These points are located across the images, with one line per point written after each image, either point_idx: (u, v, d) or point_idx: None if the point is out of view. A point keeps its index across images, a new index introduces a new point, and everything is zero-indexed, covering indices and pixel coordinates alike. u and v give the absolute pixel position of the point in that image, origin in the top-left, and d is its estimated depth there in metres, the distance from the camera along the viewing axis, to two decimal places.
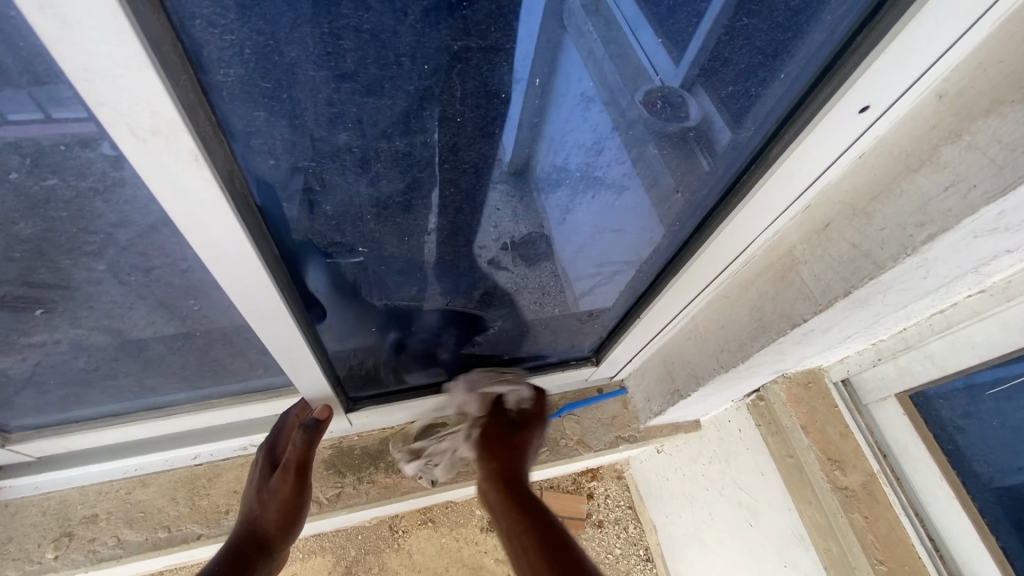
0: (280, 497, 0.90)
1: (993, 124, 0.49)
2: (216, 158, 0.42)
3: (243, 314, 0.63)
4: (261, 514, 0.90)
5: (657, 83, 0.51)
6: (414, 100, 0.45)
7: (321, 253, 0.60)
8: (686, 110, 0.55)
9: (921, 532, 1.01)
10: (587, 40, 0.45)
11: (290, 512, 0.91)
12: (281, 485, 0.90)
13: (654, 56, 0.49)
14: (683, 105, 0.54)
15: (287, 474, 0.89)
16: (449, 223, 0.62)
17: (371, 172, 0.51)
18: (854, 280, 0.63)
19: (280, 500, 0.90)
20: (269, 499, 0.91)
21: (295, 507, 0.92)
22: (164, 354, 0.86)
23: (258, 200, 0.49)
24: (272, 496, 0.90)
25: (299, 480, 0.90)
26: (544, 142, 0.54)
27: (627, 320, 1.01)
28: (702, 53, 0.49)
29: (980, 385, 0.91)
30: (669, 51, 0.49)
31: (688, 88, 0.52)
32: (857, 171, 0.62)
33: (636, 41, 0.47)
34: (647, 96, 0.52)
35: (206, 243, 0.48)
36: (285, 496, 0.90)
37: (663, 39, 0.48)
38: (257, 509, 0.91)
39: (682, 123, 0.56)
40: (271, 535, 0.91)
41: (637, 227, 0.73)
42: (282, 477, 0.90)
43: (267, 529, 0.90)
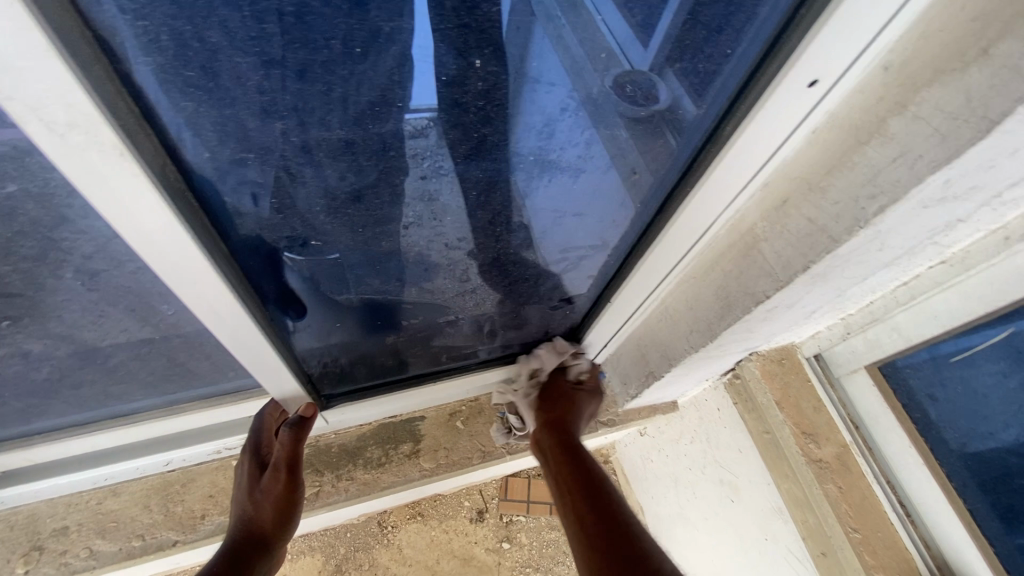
0: (273, 495, 0.88)
1: (936, 94, 0.50)
2: (143, 150, 0.41)
3: (197, 315, 0.62)
4: (256, 514, 0.88)
5: (626, 66, 0.52)
6: (351, 85, 0.44)
7: (272, 248, 0.59)
8: (650, 92, 0.56)
9: (892, 499, 1.04)
10: (555, 26, 0.46)
11: (285, 509, 0.89)
12: (272, 484, 0.88)
13: (623, 40, 0.49)
14: (652, 88, 0.55)
15: (278, 471, 0.88)
16: (426, 214, 0.63)
17: (314, 161, 0.49)
18: (812, 255, 0.64)
19: (274, 498, 0.88)
20: (263, 499, 0.89)
21: (290, 504, 0.90)
22: (126, 360, 0.83)
23: (199, 193, 0.48)
24: (266, 495, 0.88)
25: (292, 477, 0.89)
26: (495, 126, 0.53)
27: (599, 305, 1.01)
28: (667, 40, 0.50)
29: (944, 354, 0.93)
30: (636, 34, 0.49)
31: (658, 71, 0.54)
32: (812, 147, 0.63)
33: (606, 28, 0.47)
34: (617, 80, 0.53)
35: (144, 240, 0.47)
36: (279, 492, 0.88)
37: (631, 23, 0.48)
38: (251, 510, 0.88)
39: (653, 106, 0.58)
40: (268, 535, 0.88)
41: (599, 210, 0.73)
42: (274, 475, 0.88)
43: (264, 530, 0.87)
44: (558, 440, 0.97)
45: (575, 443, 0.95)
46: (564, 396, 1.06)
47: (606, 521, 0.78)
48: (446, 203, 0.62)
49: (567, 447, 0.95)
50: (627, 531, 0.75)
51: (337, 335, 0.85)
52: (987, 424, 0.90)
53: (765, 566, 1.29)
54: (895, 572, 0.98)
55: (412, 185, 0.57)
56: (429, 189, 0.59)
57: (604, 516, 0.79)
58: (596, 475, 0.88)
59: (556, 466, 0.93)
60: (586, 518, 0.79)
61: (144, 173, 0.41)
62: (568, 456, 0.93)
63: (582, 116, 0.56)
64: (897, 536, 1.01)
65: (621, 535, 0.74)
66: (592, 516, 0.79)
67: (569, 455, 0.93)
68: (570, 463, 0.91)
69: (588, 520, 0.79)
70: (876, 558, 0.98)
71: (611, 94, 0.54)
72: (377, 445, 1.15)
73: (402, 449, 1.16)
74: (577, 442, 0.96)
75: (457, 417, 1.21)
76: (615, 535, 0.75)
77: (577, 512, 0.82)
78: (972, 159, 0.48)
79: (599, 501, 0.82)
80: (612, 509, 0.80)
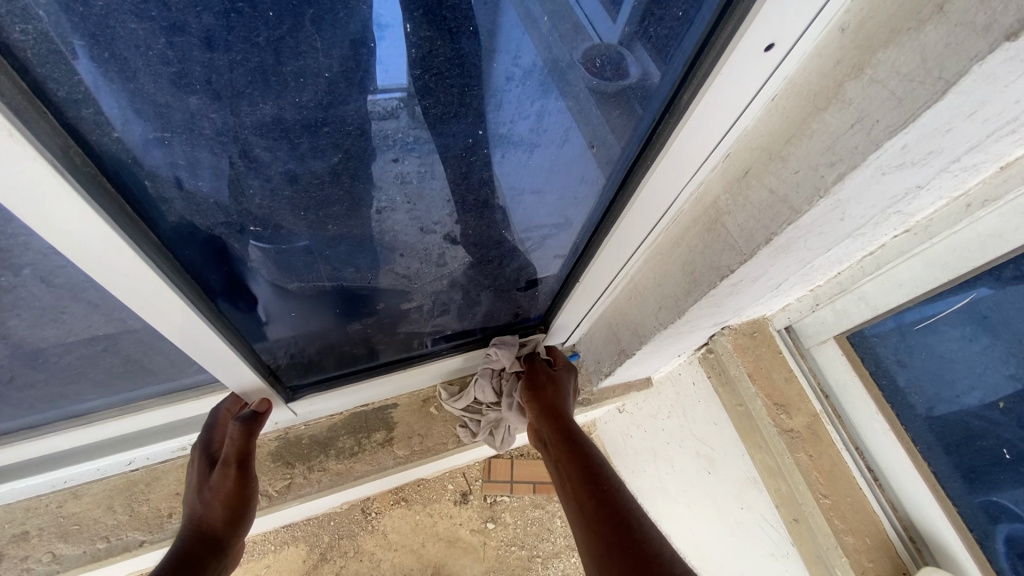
0: (223, 492, 0.84)
1: (891, 55, 0.48)
2: (39, 132, 0.37)
3: (133, 309, 0.58)
4: (205, 513, 0.84)
5: (592, 35, 0.50)
6: (270, 55, 0.40)
7: (208, 236, 0.56)
8: (619, 66, 0.54)
9: (860, 464, 1.06)
10: None
11: (237, 506, 0.86)
12: (223, 480, 0.84)
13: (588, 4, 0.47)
14: (621, 62, 0.54)
15: (228, 467, 0.85)
16: (400, 199, 0.63)
17: (240, 140, 0.46)
18: (773, 227, 0.63)
19: (225, 495, 0.84)
20: (212, 497, 0.85)
21: (242, 501, 0.87)
22: (72, 359, 0.79)
23: (112, 175, 0.45)
24: (215, 493, 0.84)
25: (243, 472, 0.86)
26: (439, 100, 0.50)
27: (569, 285, 0.99)
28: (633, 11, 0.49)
29: (909, 321, 0.94)
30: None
31: (626, 45, 0.53)
32: (772, 115, 0.62)
33: None
34: (586, 53, 0.51)
35: (56, 230, 0.44)
36: (230, 487, 0.84)
37: None
38: (200, 509, 0.84)
39: (622, 81, 0.56)
40: (220, 533, 0.83)
41: (559, 186, 0.71)
42: (224, 471, 0.85)
43: (215, 528, 0.83)
44: (556, 426, 0.97)
45: (571, 428, 0.95)
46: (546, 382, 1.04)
47: (607, 511, 0.79)
48: (420, 185, 0.61)
49: (563, 432, 0.95)
50: (628, 522, 0.77)
51: (305, 323, 0.83)
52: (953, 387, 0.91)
53: (742, 534, 1.31)
54: (863, 534, 1.00)
55: (382, 167, 0.56)
56: (402, 172, 0.58)
57: (605, 505, 0.80)
58: (594, 460, 0.88)
59: (555, 453, 0.93)
60: (589, 510, 0.81)
61: (43, 155, 0.37)
62: (565, 441, 0.93)
63: (531, 87, 0.53)
64: (865, 500, 1.04)
65: (622, 527, 0.76)
66: (595, 507, 0.81)
67: (566, 441, 0.93)
68: (569, 448, 0.92)
69: (591, 511, 0.80)
70: (845, 523, 1.00)
71: (562, 63, 0.51)
72: (349, 435, 1.14)
73: (375, 437, 1.15)
74: (573, 426, 0.96)
75: (431, 403, 1.21)
76: (617, 526, 0.77)
77: (580, 503, 0.83)
78: (928, 122, 0.47)
79: (599, 488, 0.83)
80: (612, 496, 0.82)
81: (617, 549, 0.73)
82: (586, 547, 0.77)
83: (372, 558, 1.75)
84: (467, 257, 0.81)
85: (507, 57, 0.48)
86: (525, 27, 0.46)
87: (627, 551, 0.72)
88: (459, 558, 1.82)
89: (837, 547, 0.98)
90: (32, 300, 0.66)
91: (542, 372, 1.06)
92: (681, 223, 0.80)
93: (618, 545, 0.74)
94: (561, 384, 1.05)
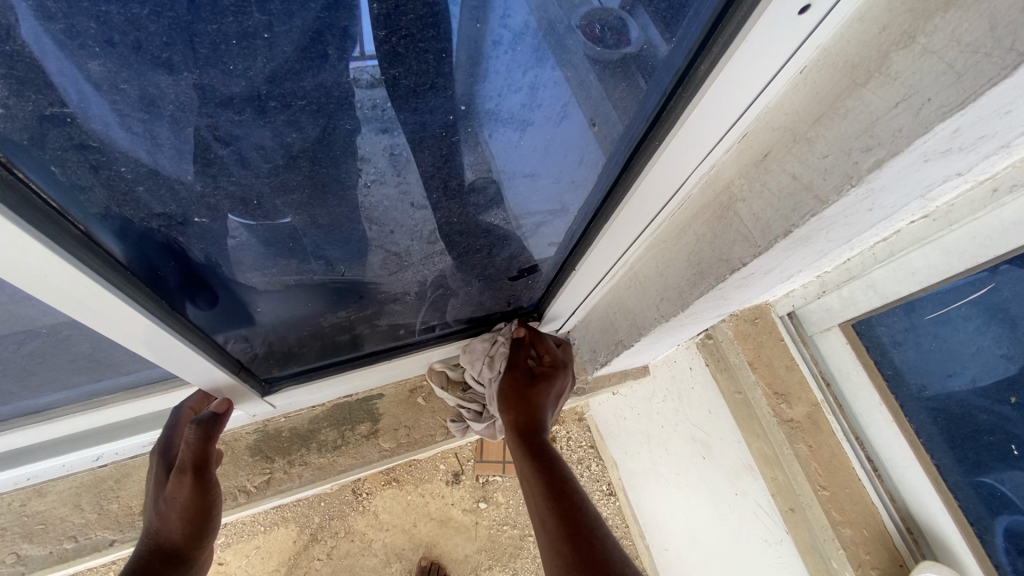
0: (179, 504, 0.78)
1: (953, 20, 0.41)
2: None
3: (70, 314, 0.51)
4: (162, 526, 0.79)
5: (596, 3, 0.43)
6: (186, 9, 0.32)
7: (145, 229, 0.49)
8: (621, 33, 0.47)
9: (860, 455, 1.00)
10: None
11: (196, 518, 0.80)
12: (178, 491, 0.78)
13: None
14: (625, 28, 0.46)
15: (183, 475, 0.78)
16: (389, 172, 0.54)
17: (163, 117, 0.39)
18: (794, 218, 0.56)
19: (180, 507, 0.78)
20: (168, 509, 0.79)
21: (202, 511, 0.80)
22: (17, 358, 0.72)
23: (9, 161, 0.38)
24: (171, 504, 0.79)
25: (200, 480, 0.79)
26: (407, 68, 0.42)
27: (564, 271, 0.92)
28: None
29: (920, 310, 0.87)
30: None
31: (629, 9, 0.45)
32: (799, 90, 0.54)
33: None
34: (586, 21, 0.44)
35: None
36: (186, 499, 0.78)
37: None
38: (157, 521, 0.79)
39: (615, 49, 0.48)
40: (180, 546, 0.79)
41: (554, 169, 0.63)
42: (179, 480, 0.78)
43: (175, 541, 0.78)
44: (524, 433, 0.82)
45: (539, 436, 0.81)
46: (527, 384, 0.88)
47: (569, 529, 0.69)
48: (404, 163, 0.53)
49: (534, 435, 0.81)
50: (591, 542, 0.67)
51: (283, 312, 0.77)
52: (946, 369, 0.86)
53: (735, 521, 1.28)
54: (862, 527, 0.95)
55: (367, 142, 0.48)
56: (384, 151, 0.50)
57: (566, 521, 0.69)
58: (561, 470, 0.76)
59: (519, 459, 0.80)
60: (552, 529, 0.70)
61: None
62: (531, 448, 0.80)
63: (525, 53, 0.45)
64: (863, 491, 0.98)
65: (583, 548, 0.66)
66: (557, 522, 0.70)
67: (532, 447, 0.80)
68: (533, 457, 0.78)
69: (553, 529, 0.69)
70: (844, 515, 0.95)
71: (561, 23, 0.43)
72: (331, 427, 1.11)
73: (360, 430, 1.12)
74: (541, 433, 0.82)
75: (418, 393, 1.17)
76: (580, 549, 0.67)
77: (542, 517, 0.72)
78: (992, 101, 0.39)
79: (563, 501, 0.72)
80: (575, 512, 0.70)
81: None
82: (547, 567, 0.68)
83: (363, 538, 1.73)
84: (457, 233, 0.71)
85: (493, 18, 0.41)
86: None
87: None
88: (451, 538, 1.81)
89: (834, 539, 0.94)
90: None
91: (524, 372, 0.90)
92: (688, 209, 0.73)
93: (578, 568, 0.65)
94: (544, 391, 0.88)
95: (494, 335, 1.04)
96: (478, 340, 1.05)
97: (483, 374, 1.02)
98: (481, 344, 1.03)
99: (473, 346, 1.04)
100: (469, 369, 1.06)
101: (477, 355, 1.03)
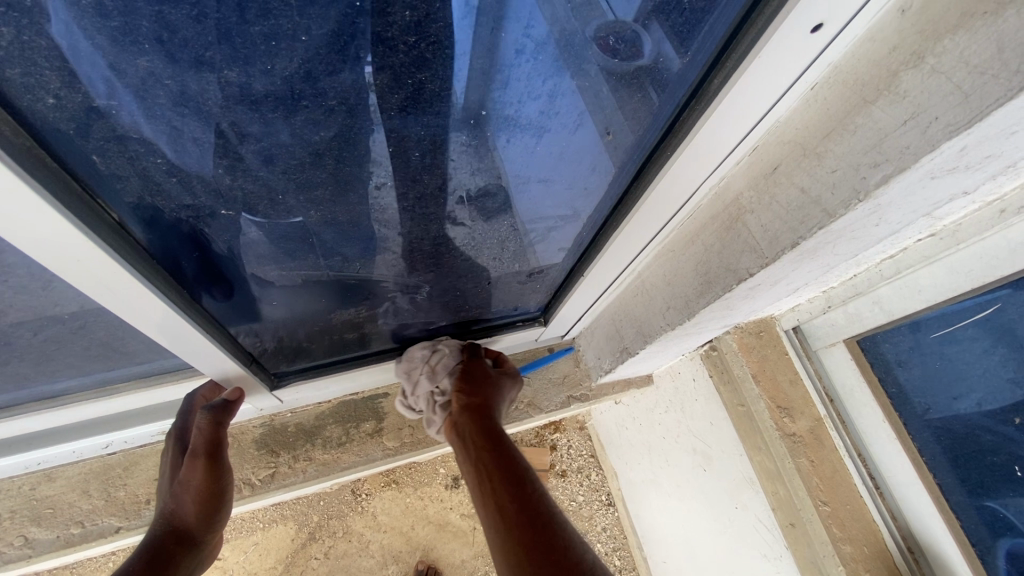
0: (193, 488, 0.80)
1: (960, 43, 0.42)
2: None
3: (97, 298, 0.53)
4: (177, 508, 0.80)
5: (607, 14, 0.44)
6: (232, 11, 0.34)
7: (173, 220, 0.51)
8: (634, 45, 0.48)
9: (862, 471, 1.00)
10: None
11: (209, 502, 0.82)
12: (191, 475, 0.80)
13: None
14: (636, 42, 0.47)
15: (196, 459, 0.80)
16: (397, 173, 0.55)
17: (203, 111, 0.41)
18: (802, 230, 0.57)
19: (194, 490, 0.80)
20: (182, 491, 0.81)
21: (215, 495, 0.82)
22: (36, 343, 0.74)
23: (54, 149, 0.40)
24: (185, 488, 0.80)
25: (213, 465, 0.81)
26: (435, 72, 0.43)
27: (572, 278, 0.94)
28: None
29: (925, 328, 0.87)
30: None
31: (641, 22, 0.46)
32: (810, 106, 0.55)
33: None
34: (599, 33, 0.45)
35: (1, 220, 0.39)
36: (200, 483, 0.80)
37: None
38: (172, 503, 0.81)
39: (635, 62, 0.50)
40: (193, 528, 0.81)
41: (568, 176, 0.64)
42: (192, 464, 0.80)
43: (188, 524, 0.80)
44: (480, 428, 0.84)
45: (495, 426, 0.84)
46: (483, 379, 0.91)
47: (530, 516, 0.72)
48: (423, 166, 0.55)
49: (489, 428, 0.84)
50: (551, 528, 0.70)
51: (295, 307, 0.78)
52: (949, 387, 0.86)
53: (734, 534, 1.28)
54: (862, 543, 0.95)
55: (378, 143, 0.49)
56: (404, 152, 0.52)
57: (527, 508, 0.72)
58: (518, 462, 0.79)
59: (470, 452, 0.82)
60: (510, 514, 0.72)
61: None
62: (487, 439, 0.82)
63: (544, 63, 0.46)
64: (864, 507, 0.98)
65: (545, 532, 0.70)
66: (517, 510, 0.72)
67: (487, 441, 0.82)
68: (490, 450, 0.81)
69: (512, 516, 0.72)
70: (844, 531, 0.96)
71: (580, 37, 0.45)
72: (337, 424, 1.12)
73: (364, 428, 1.13)
74: (498, 426, 0.85)
75: None
76: (539, 532, 0.70)
77: (499, 505, 0.74)
78: (998, 122, 0.41)
79: (523, 490, 0.75)
80: (535, 501, 0.74)
81: (532, 558, 0.67)
82: (501, 554, 0.69)
83: (361, 539, 1.74)
84: (467, 237, 0.73)
85: (517, 28, 0.42)
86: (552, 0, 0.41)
87: (545, 560, 0.66)
88: (448, 542, 1.81)
89: (834, 555, 0.94)
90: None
91: (483, 367, 0.93)
92: (697, 218, 0.74)
93: (537, 552, 0.67)
94: (498, 391, 0.92)
95: (435, 344, 0.98)
96: (416, 348, 0.98)
97: (424, 388, 0.94)
98: (420, 354, 0.96)
99: (413, 357, 0.97)
100: (406, 383, 0.97)
101: (416, 365, 0.96)
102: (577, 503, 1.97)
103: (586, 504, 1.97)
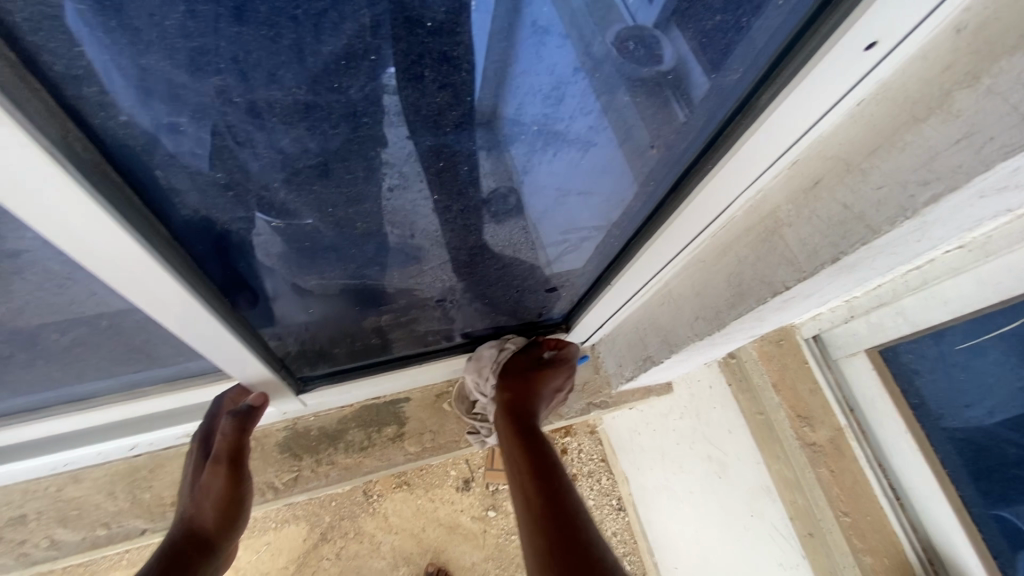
0: (213, 493, 0.81)
1: (1017, 64, 0.41)
2: (41, 120, 0.33)
3: (143, 307, 0.54)
4: (195, 514, 0.81)
5: (628, 21, 0.42)
6: (308, 30, 0.34)
7: (221, 231, 0.52)
8: (653, 52, 0.45)
9: (883, 483, 0.99)
10: None
11: (228, 508, 0.83)
12: (213, 480, 0.82)
13: None
14: (656, 48, 0.45)
15: (218, 465, 0.82)
16: (414, 175, 0.51)
17: (265, 129, 0.41)
18: (843, 246, 0.57)
19: (214, 496, 0.81)
20: (202, 498, 0.82)
21: (234, 501, 0.84)
22: (72, 347, 0.74)
23: (119, 163, 0.40)
24: (205, 493, 0.82)
25: (234, 471, 0.83)
26: (492, 87, 0.43)
27: (598, 286, 0.94)
28: None
29: (950, 340, 0.87)
30: None
31: (662, 28, 0.44)
32: (856, 122, 0.55)
33: None
34: (619, 39, 0.43)
35: (63, 231, 0.40)
36: (221, 488, 0.82)
37: None
38: (190, 509, 0.81)
39: (655, 68, 0.47)
40: (210, 534, 0.81)
41: (607, 188, 0.65)
42: (214, 470, 0.82)
43: (206, 530, 0.81)
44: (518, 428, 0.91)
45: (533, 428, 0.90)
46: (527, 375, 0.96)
47: (554, 508, 0.76)
48: (468, 180, 0.55)
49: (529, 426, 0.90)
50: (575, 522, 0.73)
51: (325, 313, 0.78)
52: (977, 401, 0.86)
53: (750, 542, 1.27)
54: (883, 555, 0.95)
55: (393, 153, 0.47)
56: (452, 166, 0.52)
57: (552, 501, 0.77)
58: (549, 460, 0.84)
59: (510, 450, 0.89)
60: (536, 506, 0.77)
61: (36, 141, 0.33)
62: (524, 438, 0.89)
63: (596, 80, 0.47)
64: (884, 520, 0.97)
65: (567, 525, 0.73)
66: (543, 503, 0.77)
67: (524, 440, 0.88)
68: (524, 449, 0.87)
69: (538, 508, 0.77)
70: (865, 542, 0.96)
71: (604, 51, 0.43)
72: (358, 428, 1.13)
73: (386, 432, 1.14)
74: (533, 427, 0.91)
75: (444, 398, 1.17)
76: (560, 523, 0.73)
77: (527, 499, 0.80)
78: None
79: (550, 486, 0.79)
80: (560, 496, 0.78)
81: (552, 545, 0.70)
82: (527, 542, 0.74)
83: (372, 540, 1.74)
84: (500, 248, 0.72)
85: (578, 46, 0.42)
86: (608, 24, 0.41)
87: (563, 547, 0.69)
88: (459, 544, 1.81)
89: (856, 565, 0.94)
90: (23, 294, 0.61)
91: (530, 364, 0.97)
92: (731, 231, 0.74)
93: (557, 541, 0.71)
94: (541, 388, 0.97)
95: (502, 343, 1.03)
96: (484, 347, 1.03)
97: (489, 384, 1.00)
98: (489, 352, 1.02)
99: (481, 354, 1.02)
100: (473, 379, 1.03)
101: (484, 362, 1.02)
102: (587, 507, 1.97)
103: (596, 508, 1.97)
